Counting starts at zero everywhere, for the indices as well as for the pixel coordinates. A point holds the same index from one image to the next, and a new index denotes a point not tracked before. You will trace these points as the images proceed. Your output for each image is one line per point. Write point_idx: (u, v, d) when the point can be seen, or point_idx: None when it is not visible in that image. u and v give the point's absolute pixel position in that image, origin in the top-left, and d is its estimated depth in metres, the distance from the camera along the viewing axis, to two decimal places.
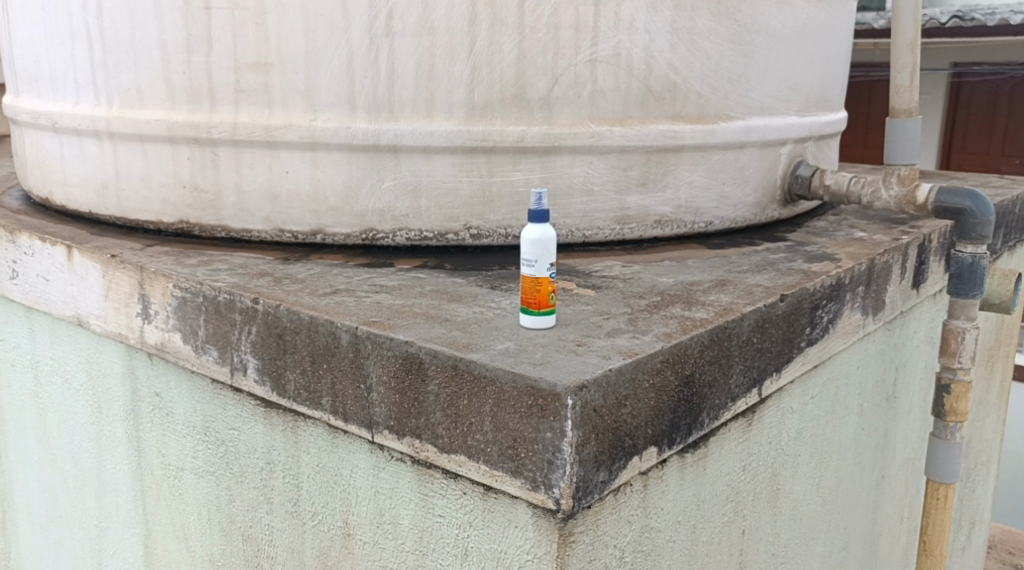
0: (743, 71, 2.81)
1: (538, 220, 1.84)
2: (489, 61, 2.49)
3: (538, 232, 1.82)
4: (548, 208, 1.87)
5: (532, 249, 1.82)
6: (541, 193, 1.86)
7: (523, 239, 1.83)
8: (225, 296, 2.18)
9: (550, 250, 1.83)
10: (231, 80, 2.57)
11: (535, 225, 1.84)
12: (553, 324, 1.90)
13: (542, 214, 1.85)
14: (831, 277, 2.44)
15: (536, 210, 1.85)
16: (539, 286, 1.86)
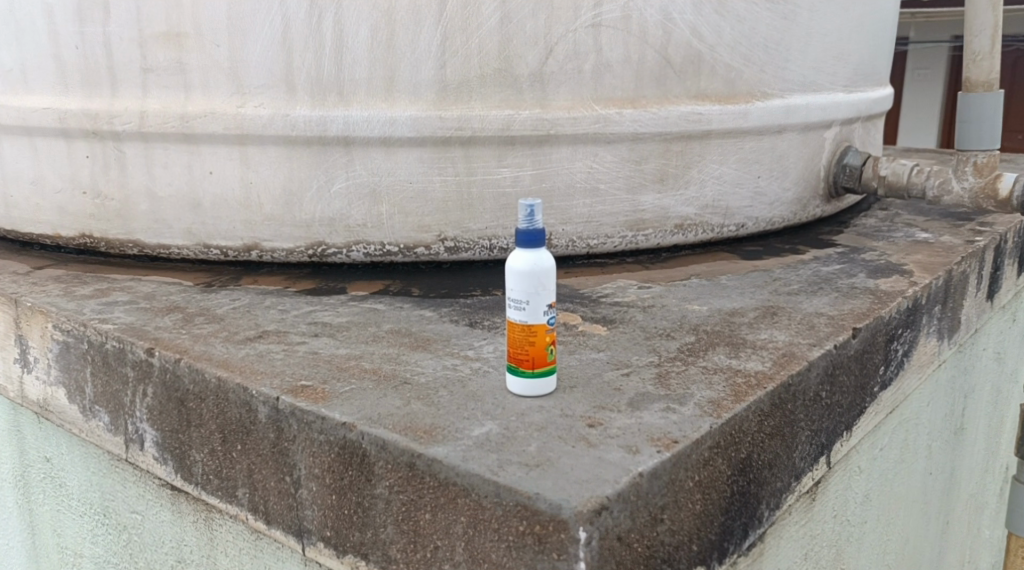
0: (783, 37, 2.26)
1: (530, 245, 1.32)
2: (465, 26, 1.94)
3: (531, 266, 1.30)
4: (544, 225, 1.32)
5: (521, 289, 1.31)
6: (533, 206, 1.31)
7: (510, 273, 1.31)
8: (114, 344, 1.64)
9: (547, 291, 1.31)
10: (135, 55, 2.01)
11: (528, 254, 1.31)
12: (554, 388, 1.36)
13: (529, 236, 1.31)
14: (908, 299, 1.90)
15: (527, 230, 1.31)
16: (531, 339, 1.32)
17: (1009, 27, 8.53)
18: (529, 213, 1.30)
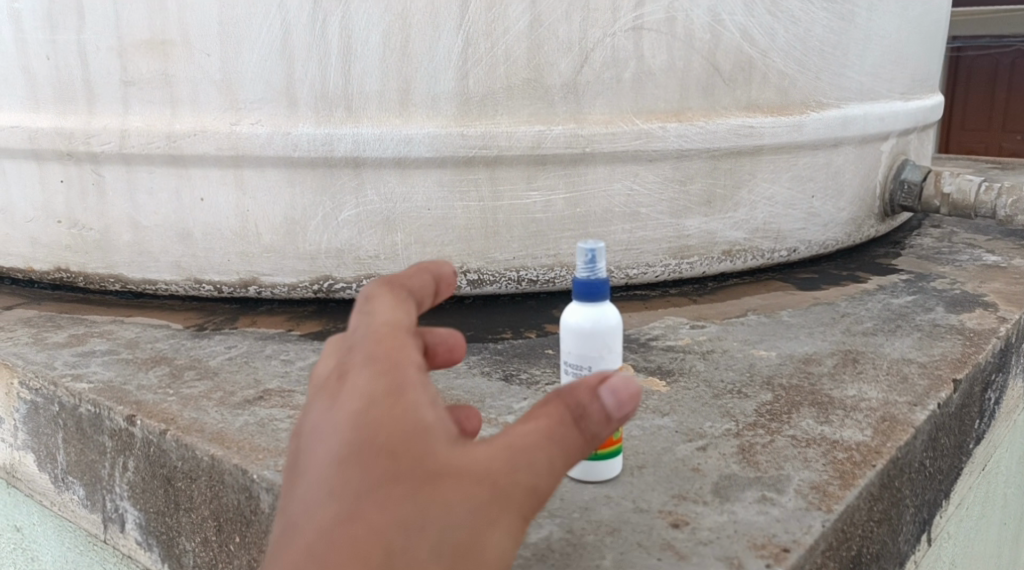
0: (842, 39, 1.98)
1: (591, 298, 1.11)
2: (490, 31, 1.70)
3: (590, 325, 1.11)
4: (604, 274, 1.10)
5: (578, 350, 1.12)
6: (592, 254, 1.08)
7: (567, 331, 1.12)
8: (89, 408, 1.40)
9: (610, 353, 1.12)
10: (114, 66, 1.77)
11: (588, 310, 1.11)
12: (614, 475, 1.14)
13: (587, 286, 1.10)
14: (1002, 338, 1.65)
15: (587, 279, 1.10)
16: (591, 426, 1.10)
17: None
18: (588, 261, 1.08)
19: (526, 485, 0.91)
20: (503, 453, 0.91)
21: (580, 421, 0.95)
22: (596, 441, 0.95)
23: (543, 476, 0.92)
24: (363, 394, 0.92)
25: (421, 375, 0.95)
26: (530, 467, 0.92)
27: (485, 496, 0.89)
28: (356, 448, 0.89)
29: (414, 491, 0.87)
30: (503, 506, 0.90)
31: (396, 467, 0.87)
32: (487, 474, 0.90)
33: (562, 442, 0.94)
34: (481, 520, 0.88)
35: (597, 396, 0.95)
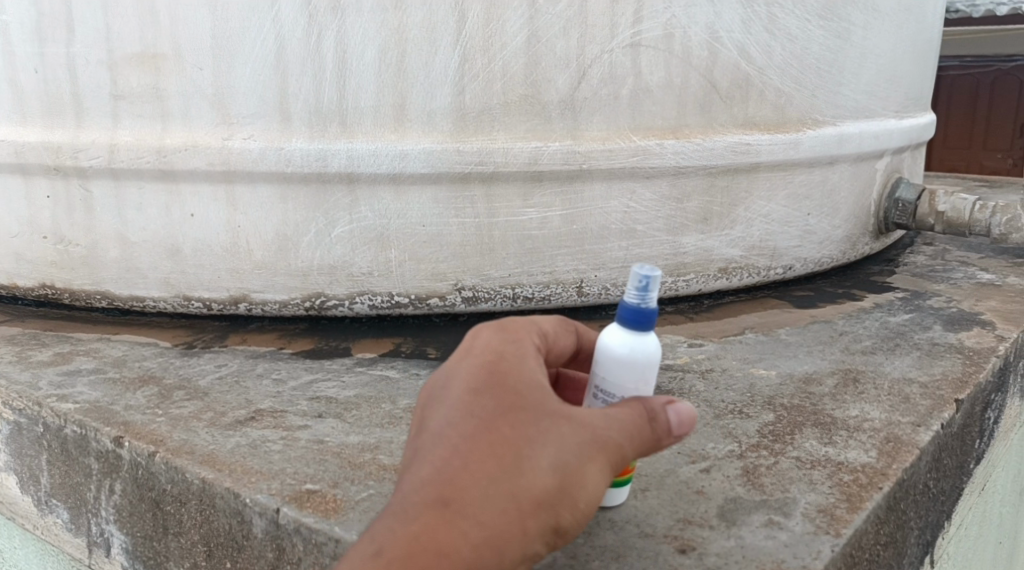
0: (838, 57, 1.97)
1: (636, 325, 1.12)
2: (486, 47, 1.68)
3: (629, 353, 1.11)
4: (654, 305, 1.11)
5: (613, 374, 1.12)
6: (647, 282, 1.10)
7: (606, 355, 1.13)
8: (74, 429, 1.37)
9: (646, 383, 1.12)
10: (104, 80, 1.74)
11: (633, 338, 1.12)
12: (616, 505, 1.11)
13: (633, 312, 1.11)
14: (1001, 357, 1.64)
15: (637, 306, 1.11)
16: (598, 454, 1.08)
17: None
18: (641, 287, 1.10)
19: (623, 441, 1.04)
20: (606, 413, 1.05)
21: (659, 418, 1.07)
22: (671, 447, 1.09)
23: (634, 444, 1.05)
24: (494, 346, 1.09)
25: (538, 354, 1.11)
26: (626, 428, 1.05)
27: (590, 439, 1.02)
28: (494, 378, 1.05)
29: (534, 418, 1.02)
30: (605, 448, 1.03)
31: (518, 400, 1.03)
32: (591, 423, 1.03)
33: (647, 421, 1.06)
34: (586, 456, 1.02)
35: (667, 410, 1.07)
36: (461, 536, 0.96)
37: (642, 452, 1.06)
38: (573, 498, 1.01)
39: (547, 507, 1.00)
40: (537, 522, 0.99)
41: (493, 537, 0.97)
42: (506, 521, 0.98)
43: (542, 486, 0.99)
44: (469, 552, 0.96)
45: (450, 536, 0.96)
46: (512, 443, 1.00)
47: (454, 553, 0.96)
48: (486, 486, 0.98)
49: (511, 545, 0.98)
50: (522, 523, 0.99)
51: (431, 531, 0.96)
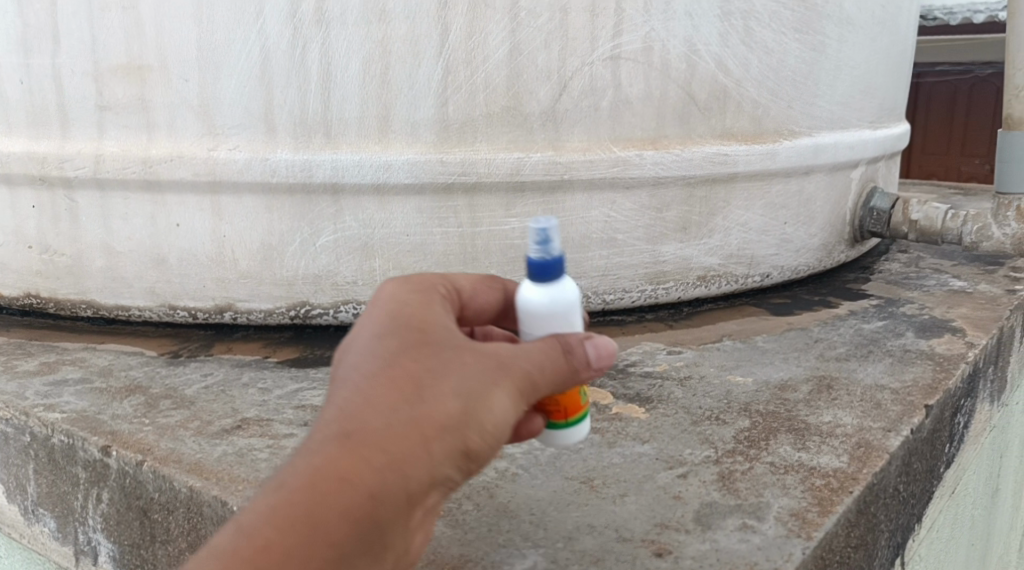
0: (813, 69, 2.02)
1: (545, 275, 1.14)
2: (469, 60, 1.71)
3: (548, 305, 1.13)
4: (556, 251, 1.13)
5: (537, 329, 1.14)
6: (546, 233, 1.12)
7: (524, 312, 1.14)
8: (62, 439, 1.39)
9: (571, 328, 1.15)
10: (90, 91, 1.76)
11: (549, 290, 1.14)
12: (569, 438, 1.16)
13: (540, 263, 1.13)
14: (971, 364, 1.68)
15: (544, 257, 1.13)
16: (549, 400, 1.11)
17: None
18: (541, 238, 1.12)
19: (529, 367, 1.03)
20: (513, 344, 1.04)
21: (568, 349, 1.06)
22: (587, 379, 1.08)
23: (546, 375, 1.04)
24: (398, 291, 1.08)
25: (446, 302, 1.11)
26: (532, 355, 1.04)
27: (496, 367, 1.01)
28: (397, 316, 1.04)
29: (437, 349, 1.01)
30: (509, 373, 1.02)
31: (421, 334, 1.02)
32: (494, 351, 1.02)
33: (556, 351, 1.05)
34: (489, 381, 1.00)
35: (582, 343, 1.06)
36: (364, 462, 0.95)
37: (553, 380, 1.05)
38: (478, 421, 0.99)
39: (452, 431, 0.98)
40: (443, 446, 0.98)
41: (396, 461, 0.96)
42: (409, 447, 0.96)
43: (445, 410, 0.98)
44: (372, 477, 0.95)
45: (352, 463, 0.95)
46: (415, 374, 0.99)
47: (358, 480, 0.94)
48: (386, 413, 0.97)
49: (416, 469, 0.96)
50: (427, 449, 0.97)
51: (333, 460, 0.95)
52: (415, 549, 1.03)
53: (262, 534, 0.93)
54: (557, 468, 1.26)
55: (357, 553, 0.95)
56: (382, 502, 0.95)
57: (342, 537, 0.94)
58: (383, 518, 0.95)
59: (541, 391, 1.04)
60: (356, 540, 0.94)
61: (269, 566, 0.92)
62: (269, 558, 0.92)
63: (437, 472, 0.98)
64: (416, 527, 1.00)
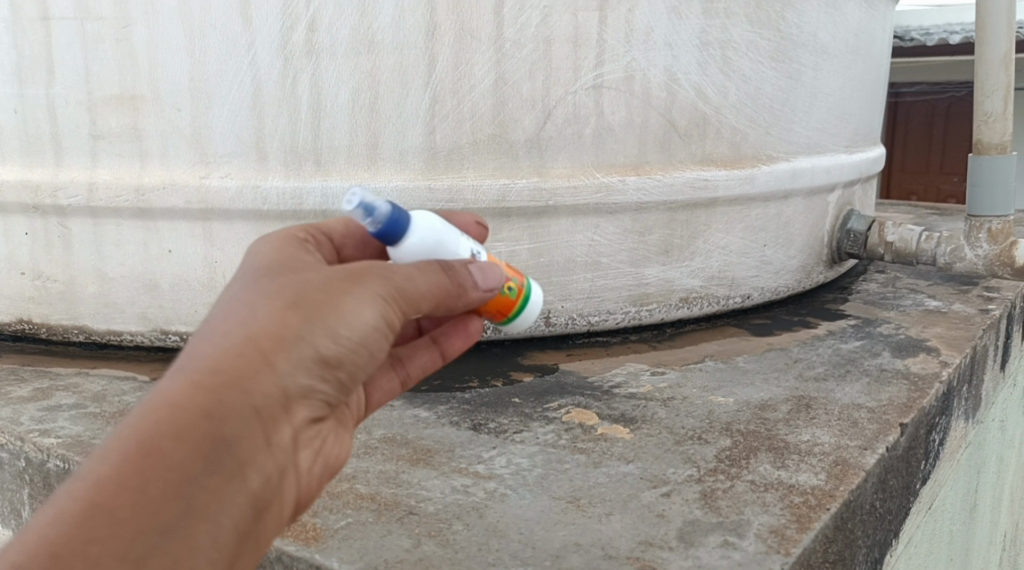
0: (789, 96, 2.08)
1: (396, 231, 1.13)
2: (455, 89, 1.76)
3: (422, 248, 1.14)
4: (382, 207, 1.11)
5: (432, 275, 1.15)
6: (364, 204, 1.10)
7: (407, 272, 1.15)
8: (59, 464, 1.41)
9: (450, 252, 1.16)
10: (83, 120, 1.79)
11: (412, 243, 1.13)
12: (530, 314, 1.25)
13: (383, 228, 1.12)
14: (944, 383, 1.73)
15: (385, 223, 1.11)
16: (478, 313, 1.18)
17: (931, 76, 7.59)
18: (363, 209, 1.10)
19: (385, 274, 0.99)
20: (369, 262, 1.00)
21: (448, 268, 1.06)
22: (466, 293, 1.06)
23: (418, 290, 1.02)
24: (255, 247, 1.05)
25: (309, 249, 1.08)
26: (389, 266, 1.00)
27: (343, 278, 0.97)
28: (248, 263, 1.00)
29: (279, 274, 0.97)
30: (361, 280, 0.97)
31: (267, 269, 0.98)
32: (345, 267, 0.98)
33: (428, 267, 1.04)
34: (337, 289, 0.96)
35: (468, 267, 1.07)
36: (198, 383, 0.89)
37: (419, 290, 1.01)
38: (328, 328, 0.94)
39: (299, 339, 0.92)
40: (289, 357, 0.92)
41: (238, 378, 0.90)
42: (246, 361, 0.91)
43: (286, 320, 0.93)
44: (209, 397, 0.89)
45: (185, 385, 0.89)
46: (253, 298, 0.94)
47: (192, 401, 0.88)
48: (221, 336, 0.92)
49: (260, 384, 0.91)
50: (269, 362, 0.91)
51: (165, 389, 0.89)
52: (289, 476, 0.96)
53: (94, 471, 0.86)
54: (544, 488, 1.29)
55: (207, 477, 0.89)
56: (227, 419, 0.89)
57: (184, 463, 0.87)
58: (232, 438, 0.90)
59: (404, 299, 1.00)
60: (202, 464, 0.88)
61: (107, 500, 0.85)
62: (105, 495, 0.85)
63: (289, 385, 0.93)
64: (281, 450, 0.94)
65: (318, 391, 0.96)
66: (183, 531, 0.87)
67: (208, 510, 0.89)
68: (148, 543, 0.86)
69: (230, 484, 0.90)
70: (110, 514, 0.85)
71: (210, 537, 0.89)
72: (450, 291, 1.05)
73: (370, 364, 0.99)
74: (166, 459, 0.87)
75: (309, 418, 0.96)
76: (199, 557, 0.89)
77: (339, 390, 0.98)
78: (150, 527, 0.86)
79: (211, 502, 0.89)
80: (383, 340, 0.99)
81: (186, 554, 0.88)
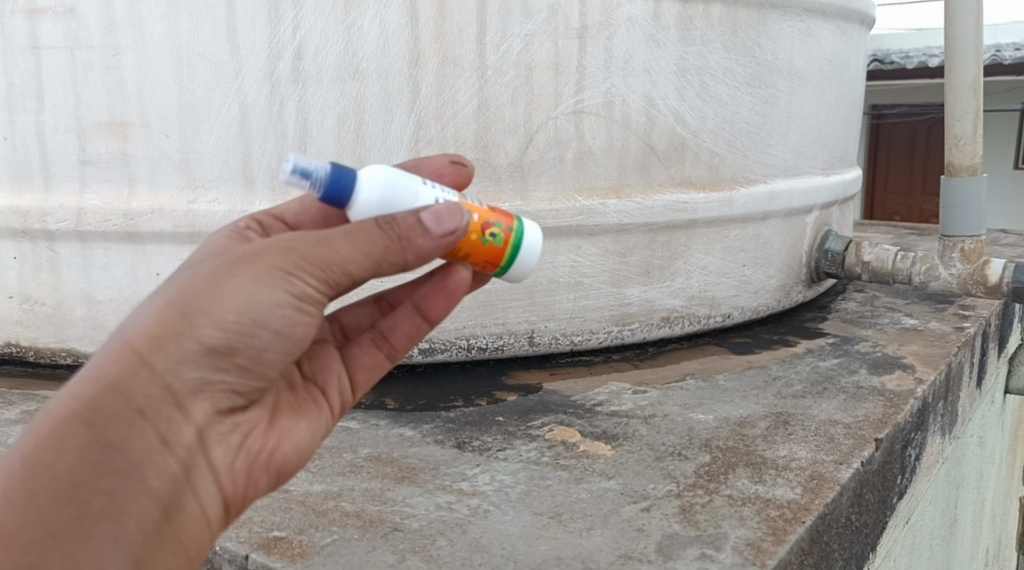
0: (766, 120, 2.13)
1: (344, 191, 1.07)
2: (439, 115, 1.80)
3: (377, 201, 1.08)
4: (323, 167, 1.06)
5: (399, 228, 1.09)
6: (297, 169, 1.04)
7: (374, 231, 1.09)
8: None
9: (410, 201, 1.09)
10: (72, 146, 1.82)
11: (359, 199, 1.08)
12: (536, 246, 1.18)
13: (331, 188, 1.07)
14: (919, 399, 1.77)
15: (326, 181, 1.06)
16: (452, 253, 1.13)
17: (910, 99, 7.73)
18: (299, 175, 1.05)
19: (283, 250, 0.96)
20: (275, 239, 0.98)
21: (386, 222, 1.00)
22: (405, 246, 1.00)
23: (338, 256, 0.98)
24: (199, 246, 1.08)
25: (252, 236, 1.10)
26: (291, 240, 0.97)
27: (231, 265, 0.96)
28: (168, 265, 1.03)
29: (178, 272, 0.98)
30: (252, 262, 0.96)
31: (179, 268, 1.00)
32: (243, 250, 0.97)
33: (352, 228, 0.99)
34: (224, 275, 0.95)
35: (419, 228, 1.01)
36: (79, 392, 0.93)
37: (330, 254, 0.97)
38: (210, 319, 0.93)
39: (177, 336, 0.93)
40: (168, 354, 0.93)
41: (115, 383, 0.93)
42: (120, 366, 0.93)
43: (163, 318, 0.93)
44: (87, 404, 0.92)
45: (67, 396, 0.93)
46: (143, 303, 0.97)
47: (70, 410, 0.92)
48: (106, 343, 0.95)
49: (139, 385, 0.93)
50: (146, 363, 0.93)
51: (53, 402, 0.94)
52: (200, 467, 0.98)
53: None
54: (527, 504, 1.32)
55: (96, 482, 0.92)
56: (107, 424, 0.92)
57: (66, 472, 0.92)
58: (117, 441, 0.93)
59: (308, 269, 0.97)
60: (86, 470, 0.92)
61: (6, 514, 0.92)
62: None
63: (173, 381, 0.94)
64: (183, 445, 0.96)
65: (214, 382, 0.96)
66: (78, 535, 0.92)
67: (103, 512, 0.93)
68: (45, 550, 0.92)
69: (123, 485, 0.94)
70: (2, 528, 0.92)
71: (112, 537, 0.94)
72: (382, 244, 0.99)
73: (277, 344, 0.97)
74: (49, 469, 0.92)
75: (210, 409, 0.97)
76: (102, 557, 0.94)
77: (247, 376, 0.98)
78: (42, 536, 0.92)
79: (102, 505, 0.93)
80: (290, 319, 0.97)
81: (88, 555, 0.93)
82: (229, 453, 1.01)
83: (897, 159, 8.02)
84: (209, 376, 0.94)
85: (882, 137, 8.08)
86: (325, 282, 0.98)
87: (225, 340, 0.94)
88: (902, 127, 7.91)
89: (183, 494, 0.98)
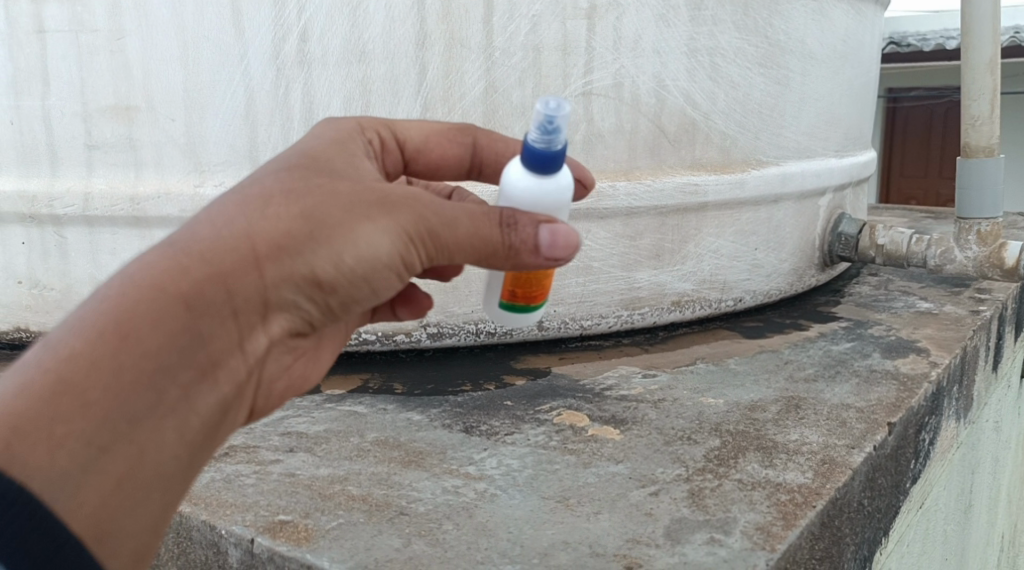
0: (777, 101, 2.10)
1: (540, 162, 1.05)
2: (446, 97, 1.78)
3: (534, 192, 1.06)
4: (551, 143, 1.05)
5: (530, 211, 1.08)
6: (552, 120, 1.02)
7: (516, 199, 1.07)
8: None
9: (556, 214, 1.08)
10: (78, 131, 1.81)
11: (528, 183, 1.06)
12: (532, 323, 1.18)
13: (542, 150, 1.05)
14: (933, 383, 1.75)
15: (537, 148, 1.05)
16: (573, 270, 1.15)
17: (926, 81, 7.66)
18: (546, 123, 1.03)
19: (421, 209, 0.95)
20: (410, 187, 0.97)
21: (509, 225, 0.97)
22: (513, 254, 0.97)
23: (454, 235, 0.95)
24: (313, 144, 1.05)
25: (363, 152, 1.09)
26: (426, 201, 0.95)
27: (364, 201, 0.94)
28: (286, 161, 1.00)
29: (307, 178, 0.96)
30: (388, 208, 0.94)
31: (303, 171, 0.98)
32: (378, 186, 0.96)
33: (475, 213, 0.96)
34: (359, 212, 0.93)
35: (537, 227, 0.97)
36: (186, 271, 0.90)
37: (452, 237, 0.95)
38: (329, 250, 0.92)
39: (295, 254, 0.92)
40: (280, 268, 0.92)
41: (223, 275, 0.90)
42: (236, 259, 0.91)
43: (289, 228, 0.92)
44: (192, 287, 0.89)
45: (171, 269, 0.90)
46: (267, 196, 0.94)
47: (174, 287, 0.89)
48: (221, 225, 0.92)
49: (242, 286, 0.91)
50: (257, 267, 0.91)
51: (156, 268, 0.90)
52: (259, 379, 0.99)
53: (66, 345, 0.88)
54: (534, 488, 1.31)
55: (178, 372, 0.91)
56: (205, 315, 0.90)
57: (157, 351, 0.89)
58: (206, 334, 0.91)
59: (429, 242, 0.95)
60: (174, 356, 0.90)
61: (82, 373, 0.87)
62: (76, 370, 0.87)
63: (274, 294, 0.93)
64: (255, 358, 0.96)
65: (305, 309, 0.96)
66: (146, 421, 0.90)
67: (175, 405, 0.91)
68: (113, 428, 0.88)
69: (199, 380, 0.92)
70: (82, 392, 0.87)
71: (176, 431, 0.92)
72: (496, 244, 0.96)
73: (368, 297, 0.97)
74: (140, 345, 0.88)
75: (291, 329, 0.97)
76: (162, 450, 0.92)
77: (330, 314, 0.98)
78: (113, 412, 0.88)
79: (176, 396, 0.91)
80: (386, 277, 0.96)
81: (152, 445, 0.91)
82: (278, 374, 1.02)
83: (914, 142, 7.94)
84: (297, 307, 0.93)
85: (898, 120, 8.01)
86: (435, 260, 0.96)
87: (333, 273, 0.93)
88: (918, 110, 7.84)
89: (236, 405, 0.98)
